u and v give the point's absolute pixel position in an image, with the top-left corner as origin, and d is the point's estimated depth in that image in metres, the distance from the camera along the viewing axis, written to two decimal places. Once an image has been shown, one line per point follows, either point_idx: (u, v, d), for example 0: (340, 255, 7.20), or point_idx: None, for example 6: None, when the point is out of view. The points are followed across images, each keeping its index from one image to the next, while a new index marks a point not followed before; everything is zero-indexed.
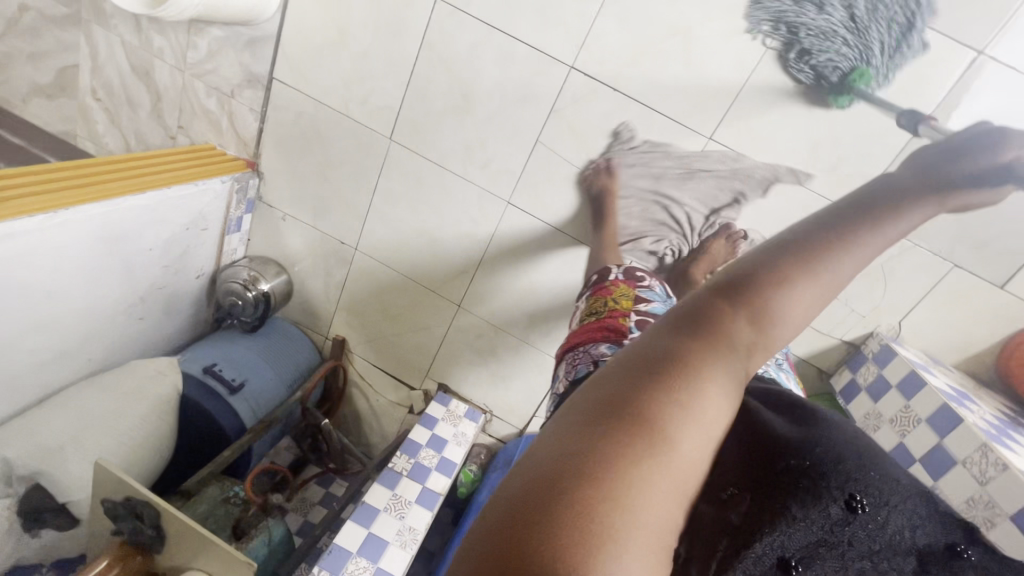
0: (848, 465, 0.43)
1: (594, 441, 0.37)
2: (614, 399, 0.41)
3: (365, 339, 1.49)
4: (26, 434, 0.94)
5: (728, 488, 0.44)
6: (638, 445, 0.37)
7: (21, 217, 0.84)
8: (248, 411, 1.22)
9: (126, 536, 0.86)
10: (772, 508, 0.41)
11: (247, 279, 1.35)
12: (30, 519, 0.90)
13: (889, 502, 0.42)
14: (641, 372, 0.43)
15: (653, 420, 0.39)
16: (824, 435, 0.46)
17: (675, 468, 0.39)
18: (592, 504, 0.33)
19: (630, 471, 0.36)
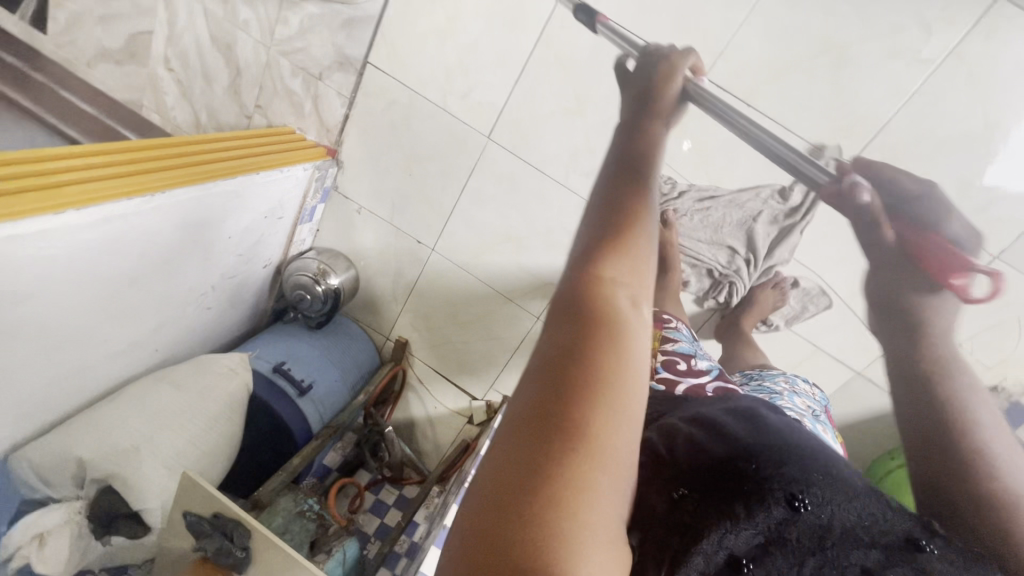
0: (789, 467, 0.45)
1: (519, 492, 0.30)
2: (520, 410, 0.34)
3: (429, 343, 1.42)
4: (101, 432, 0.86)
5: (680, 488, 0.45)
6: (562, 472, 0.30)
7: (121, 199, 0.77)
8: (316, 414, 1.16)
9: (208, 554, 0.79)
10: (719, 508, 0.43)
11: (317, 272, 1.28)
12: (101, 525, 0.83)
13: (837, 504, 0.45)
14: (542, 383, 0.34)
15: (575, 433, 0.31)
16: (751, 442, 0.48)
17: (613, 462, 0.32)
18: (533, 556, 0.28)
19: (564, 510, 0.29)
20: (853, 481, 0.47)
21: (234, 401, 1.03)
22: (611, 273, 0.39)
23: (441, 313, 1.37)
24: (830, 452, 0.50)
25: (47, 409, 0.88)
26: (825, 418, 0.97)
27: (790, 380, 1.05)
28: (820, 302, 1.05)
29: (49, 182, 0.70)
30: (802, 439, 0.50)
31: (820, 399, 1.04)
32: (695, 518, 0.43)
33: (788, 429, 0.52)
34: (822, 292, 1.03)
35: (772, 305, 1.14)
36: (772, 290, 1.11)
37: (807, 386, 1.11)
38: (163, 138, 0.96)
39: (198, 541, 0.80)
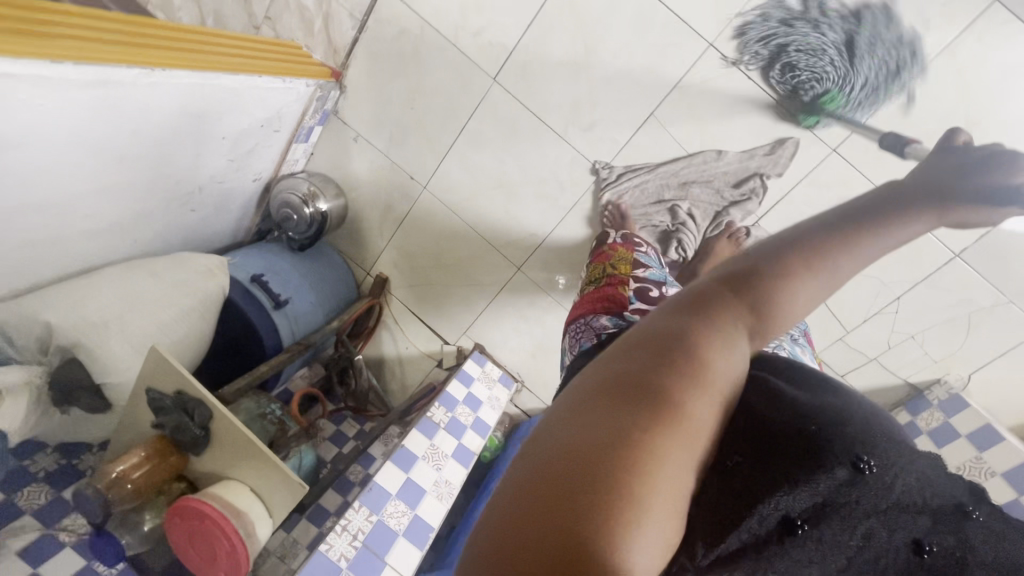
0: (854, 433, 0.44)
1: (618, 420, 0.39)
2: (630, 379, 0.42)
3: (408, 283, 1.43)
4: (70, 302, 0.85)
5: (733, 456, 0.44)
6: (654, 418, 0.39)
7: (123, 65, 0.76)
8: (287, 329, 1.16)
9: (166, 431, 0.80)
10: (780, 472, 0.42)
11: (306, 193, 1.28)
12: (61, 393, 0.83)
13: (893, 474, 0.42)
14: (654, 353, 0.43)
15: (671, 396, 0.40)
16: (814, 407, 0.46)
17: (689, 432, 0.40)
18: (623, 463, 0.36)
19: (651, 444, 0.37)
20: (912, 452, 0.45)
21: (207, 300, 1.03)
22: (752, 300, 0.47)
23: (425, 253, 1.39)
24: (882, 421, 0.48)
25: (21, 277, 0.88)
26: (805, 341, 0.99)
27: None
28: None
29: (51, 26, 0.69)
30: (848, 404, 0.49)
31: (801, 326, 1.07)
32: (752, 483, 0.42)
33: (837, 397, 0.50)
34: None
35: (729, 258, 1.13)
36: (728, 239, 1.11)
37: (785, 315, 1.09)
38: (166, 22, 0.95)
39: (157, 417, 0.80)
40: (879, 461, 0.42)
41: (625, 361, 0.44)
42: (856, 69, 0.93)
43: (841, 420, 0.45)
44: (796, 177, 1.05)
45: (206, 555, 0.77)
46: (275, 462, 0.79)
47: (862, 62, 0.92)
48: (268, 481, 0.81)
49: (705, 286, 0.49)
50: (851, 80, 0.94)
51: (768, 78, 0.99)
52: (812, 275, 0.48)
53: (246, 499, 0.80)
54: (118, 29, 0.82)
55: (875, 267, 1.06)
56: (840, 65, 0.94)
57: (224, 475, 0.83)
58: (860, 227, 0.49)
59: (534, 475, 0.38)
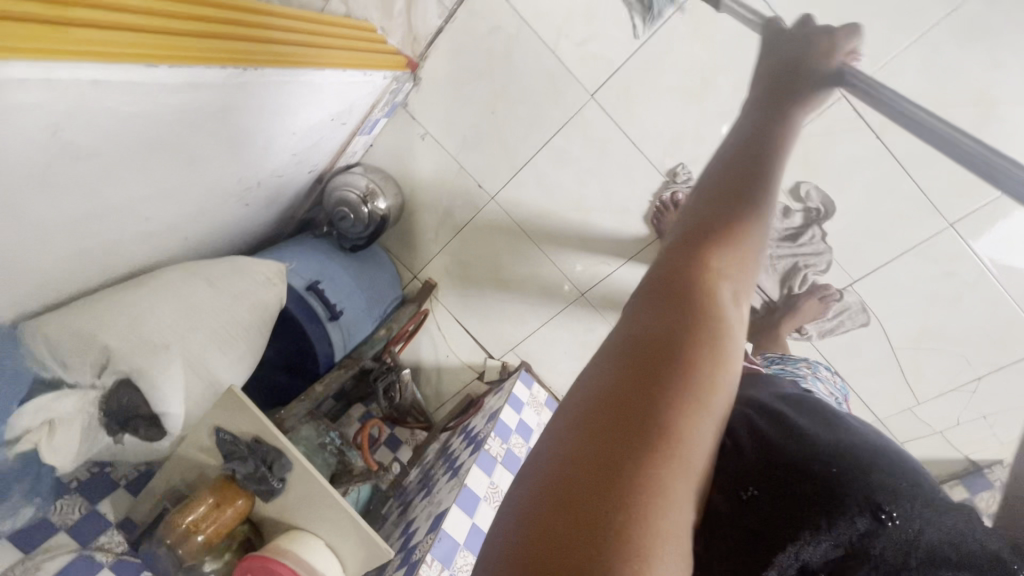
0: (873, 475, 0.38)
1: (598, 453, 0.32)
2: (612, 397, 0.34)
3: (458, 292, 1.36)
4: (127, 321, 0.77)
5: (749, 488, 0.40)
6: (642, 447, 0.31)
7: (215, 67, 0.65)
8: (341, 343, 1.09)
9: (237, 477, 0.73)
10: (792, 517, 0.38)
11: (365, 191, 1.17)
12: (117, 421, 0.76)
13: (917, 519, 0.37)
14: (632, 359, 0.36)
15: (661, 415, 0.33)
16: (825, 437, 0.42)
17: (686, 453, 0.33)
18: (613, 515, 0.29)
19: (639, 479, 0.30)
20: (946, 498, 0.39)
21: (267, 313, 0.94)
22: (713, 270, 0.41)
23: (479, 265, 1.31)
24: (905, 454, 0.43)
25: (72, 283, 0.78)
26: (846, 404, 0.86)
27: (811, 367, 0.96)
28: (858, 319, 1.08)
29: (74, 4, 0.50)
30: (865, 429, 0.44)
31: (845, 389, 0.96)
32: (768, 522, 0.38)
33: (857, 425, 0.45)
34: (863, 310, 1.06)
35: (812, 317, 1.09)
36: (818, 301, 1.07)
37: (826, 373, 0.97)
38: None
39: (228, 461, 0.74)
40: (905, 509, 0.37)
41: (602, 370, 0.36)
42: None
43: (858, 452, 0.40)
44: (900, 250, 0.99)
45: None
46: (356, 520, 0.73)
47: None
48: (343, 537, 0.75)
49: (662, 262, 0.42)
50: None
51: None
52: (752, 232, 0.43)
53: (321, 554, 0.75)
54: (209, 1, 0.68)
55: (964, 345, 1.03)
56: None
57: (293, 524, 0.77)
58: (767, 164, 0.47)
59: (514, 529, 0.31)
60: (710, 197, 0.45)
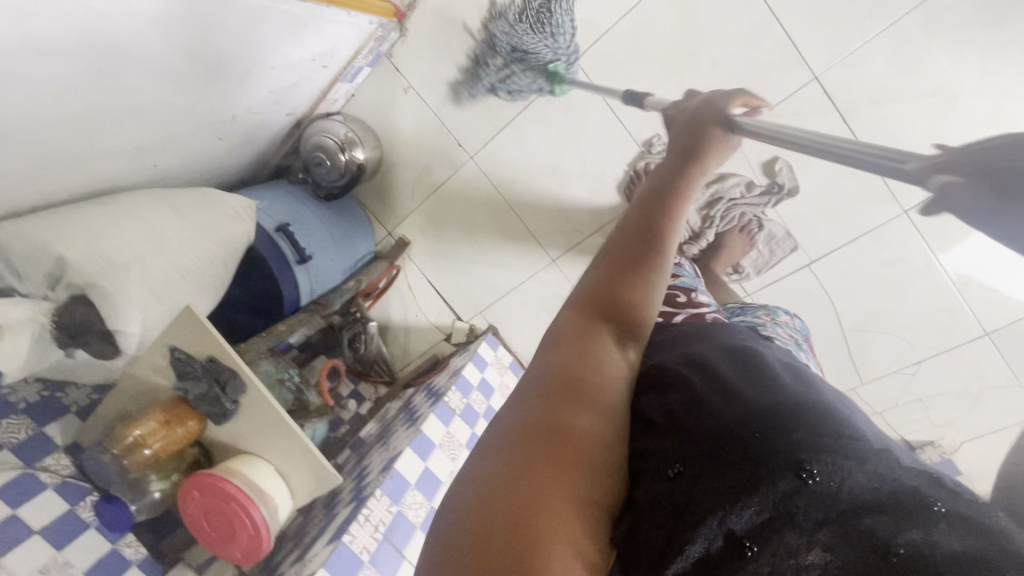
0: (799, 433, 0.35)
1: (506, 466, 0.35)
2: (521, 423, 0.38)
3: (431, 251, 1.36)
4: (87, 235, 0.76)
5: (676, 465, 0.37)
6: (539, 455, 0.36)
7: None
8: (307, 286, 1.09)
9: (191, 398, 0.74)
10: (715, 485, 0.35)
11: (344, 139, 1.17)
12: (68, 335, 0.75)
13: (843, 468, 0.33)
14: (536, 389, 0.41)
15: (557, 426, 0.37)
16: (746, 401, 0.39)
17: (579, 453, 0.36)
18: (515, 513, 0.33)
19: (538, 482, 0.34)
20: (881, 450, 0.35)
21: (233, 247, 0.93)
22: (609, 308, 0.47)
23: (453, 225, 1.31)
24: (833, 405, 0.39)
25: (30, 193, 0.76)
26: (806, 348, 0.87)
27: (771, 313, 0.95)
28: (786, 245, 1.10)
29: None
30: (790, 383, 0.41)
31: (807, 333, 0.96)
32: (694, 499, 0.35)
33: (787, 378, 0.42)
34: (788, 236, 1.08)
35: (741, 253, 1.13)
36: (742, 234, 1.10)
37: (787, 316, 0.96)
38: None
39: (182, 381, 0.74)
40: (828, 462, 0.34)
41: (513, 405, 0.40)
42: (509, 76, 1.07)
43: (780, 413, 0.37)
44: (857, 233, 1.03)
45: (222, 536, 0.72)
46: (306, 446, 0.74)
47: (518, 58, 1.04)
48: (294, 464, 0.76)
49: (563, 318, 0.48)
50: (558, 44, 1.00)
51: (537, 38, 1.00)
52: (647, 272, 0.50)
53: (269, 477, 0.75)
54: None
55: (908, 329, 1.08)
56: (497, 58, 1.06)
57: (242, 448, 0.78)
58: (658, 217, 0.53)
59: (444, 547, 0.34)
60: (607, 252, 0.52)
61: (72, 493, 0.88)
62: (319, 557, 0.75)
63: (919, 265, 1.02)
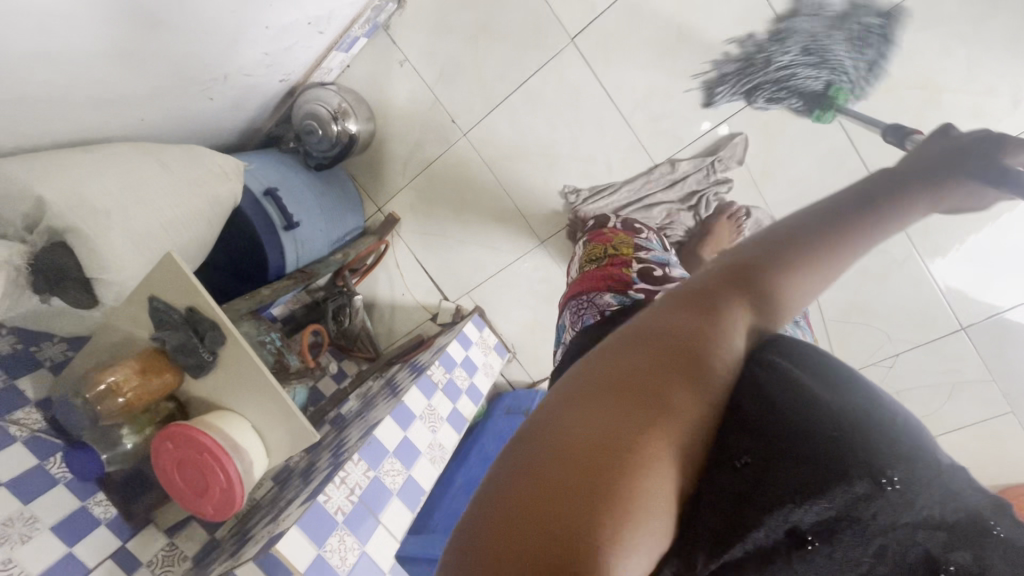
0: (895, 444, 0.34)
1: (607, 421, 0.36)
2: (629, 380, 0.38)
3: (419, 229, 1.36)
4: (68, 179, 0.74)
5: (744, 456, 0.38)
6: (642, 422, 0.36)
7: None
8: (292, 253, 1.08)
9: (167, 348, 0.72)
10: (789, 481, 0.35)
11: (337, 109, 1.16)
12: (45, 280, 0.73)
13: (926, 488, 0.33)
14: (653, 352, 0.40)
15: (665, 401, 0.37)
16: (842, 402, 0.37)
17: (676, 433, 0.37)
18: (607, 471, 0.33)
19: (635, 447, 0.35)
20: (963, 473, 0.35)
21: (217, 206, 0.93)
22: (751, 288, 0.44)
23: (443, 202, 1.31)
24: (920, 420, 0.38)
25: (11, 134, 0.75)
26: (803, 329, 0.83)
27: None
28: None
29: None
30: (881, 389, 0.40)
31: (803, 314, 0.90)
32: (761, 490, 0.36)
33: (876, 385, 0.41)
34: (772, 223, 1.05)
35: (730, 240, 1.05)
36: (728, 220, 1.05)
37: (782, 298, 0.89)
38: None
39: (158, 330, 0.72)
40: (910, 475, 0.33)
41: (624, 358, 0.40)
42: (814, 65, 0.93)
43: (871, 421, 0.36)
44: None
45: (194, 489, 0.71)
46: (284, 401, 0.73)
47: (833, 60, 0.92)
48: (272, 421, 0.75)
49: (708, 280, 0.46)
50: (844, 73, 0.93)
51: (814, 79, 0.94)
52: (809, 269, 0.45)
53: (245, 433, 0.75)
54: None
55: (887, 321, 1.09)
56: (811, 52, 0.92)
57: (219, 404, 0.77)
58: (854, 213, 0.47)
59: (524, 468, 0.36)
60: (778, 229, 0.47)
61: (41, 449, 0.87)
62: (291, 516, 0.73)
63: (898, 257, 1.04)
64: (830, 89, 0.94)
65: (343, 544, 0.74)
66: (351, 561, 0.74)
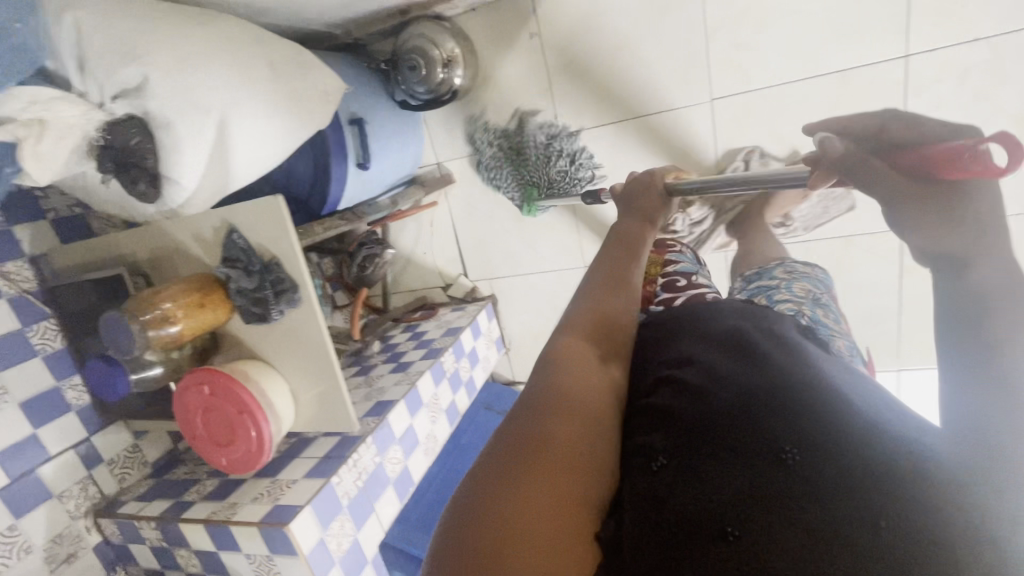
0: (789, 429, 0.32)
1: (501, 478, 0.33)
2: (514, 438, 0.35)
3: (469, 200, 1.29)
4: (174, 57, 0.62)
5: (657, 459, 0.34)
6: (526, 466, 0.34)
7: None
8: (352, 192, 1.00)
9: (231, 287, 0.66)
10: (704, 480, 0.32)
11: (447, 55, 1.05)
12: (114, 163, 0.63)
13: (850, 451, 0.30)
14: (529, 403, 0.38)
15: (540, 434, 0.35)
16: (747, 384, 0.36)
17: (557, 459, 0.34)
18: (507, 526, 0.31)
19: (525, 490, 0.32)
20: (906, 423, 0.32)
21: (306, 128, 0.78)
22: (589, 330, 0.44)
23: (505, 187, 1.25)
24: (843, 382, 0.36)
25: None
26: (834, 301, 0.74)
27: (787, 267, 0.81)
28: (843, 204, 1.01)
29: None
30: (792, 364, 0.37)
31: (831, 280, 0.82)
32: (679, 488, 0.32)
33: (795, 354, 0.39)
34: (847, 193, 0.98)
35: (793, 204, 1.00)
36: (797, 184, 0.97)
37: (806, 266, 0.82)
38: None
39: (230, 265, 0.66)
40: (814, 451, 0.31)
41: (507, 420, 0.38)
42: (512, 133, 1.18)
43: (782, 394, 0.34)
44: None
45: (216, 437, 0.68)
46: (333, 382, 0.69)
47: (533, 149, 1.17)
48: (308, 393, 0.72)
49: (562, 335, 0.45)
50: (525, 176, 1.20)
51: (509, 189, 1.23)
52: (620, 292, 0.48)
53: (281, 395, 0.70)
54: None
55: None
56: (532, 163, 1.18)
57: (257, 354, 0.72)
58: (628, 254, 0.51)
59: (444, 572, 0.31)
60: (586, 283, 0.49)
61: (27, 313, 0.77)
62: (300, 488, 0.73)
63: None
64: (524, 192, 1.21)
65: (342, 529, 0.75)
66: (344, 547, 0.75)
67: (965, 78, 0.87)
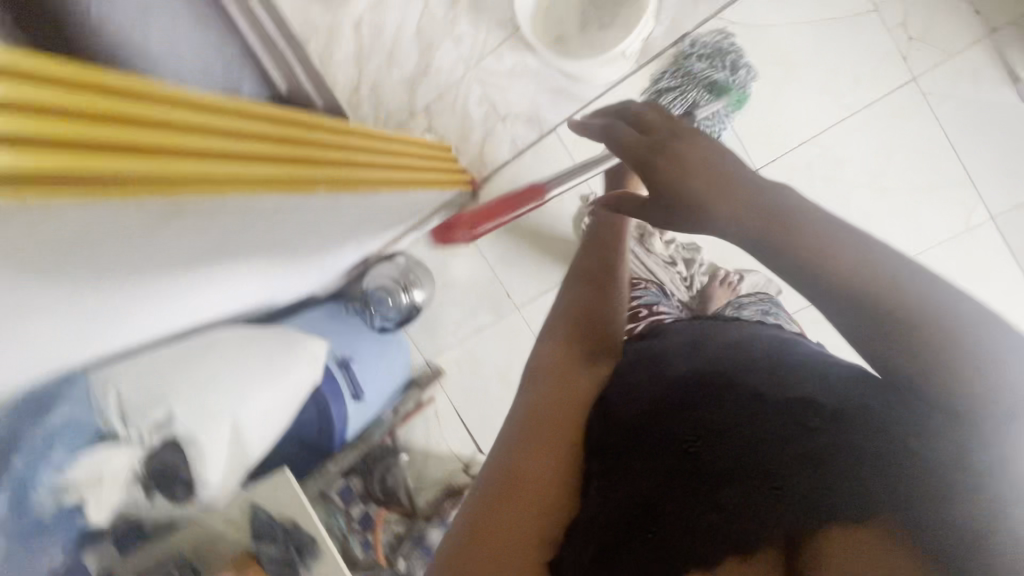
0: (702, 439, 0.49)
1: (511, 489, 0.54)
2: (529, 440, 0.58)
3: (462, 383, 1.44)
4: (192, 387, 0.80)
5: (608, 480, 0.52)
6: (527, 468, 0.56)
7: (275, 195, 0.64)
8: (355, 422, 1.15)
9: (263, 558, 0.77)
10: (638, 486, 0.50)
11: (404, 281, 1.30)
12: (158, 481, 0.80)
13: (738, 444, 0.47)
14: (532, 414, 0.61)
15: (538, 432, 0.59)
16: (681, 403, 0.53)
17: (541, 452, 0.57)
18: (509, 516, 0.53)
19: (526, 488, 0.55)
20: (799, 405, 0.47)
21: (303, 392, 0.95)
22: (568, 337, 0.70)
23: (488, 362, 1.41)
24: (769, 378, 0.51)
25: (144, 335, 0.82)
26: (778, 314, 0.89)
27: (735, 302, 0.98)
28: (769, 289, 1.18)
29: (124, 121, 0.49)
30: (714, 372, 0.54)
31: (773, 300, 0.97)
32: (622, 493, 0.51)
33: (729, 368, 0.54)
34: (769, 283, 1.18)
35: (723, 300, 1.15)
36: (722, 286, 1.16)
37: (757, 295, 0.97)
38: (302, 117, 0.85)
39: (259, 540, 0.77)
40: (704, 450, 0.49)
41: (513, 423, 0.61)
42: (692, 75, 1.04)
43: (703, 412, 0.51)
44: None
45: None
46: None
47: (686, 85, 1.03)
48: None
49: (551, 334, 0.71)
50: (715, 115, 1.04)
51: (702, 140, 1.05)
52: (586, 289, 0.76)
53: None
54: (244, 128, 0.68)
55: None
56: (709, 119, 1.06)
57: None
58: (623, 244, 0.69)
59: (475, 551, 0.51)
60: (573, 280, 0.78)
61: None
62: None
63: None
64: (734, 103, 1.05)
65: None
66: None
67: (812, 171, 1.08)
